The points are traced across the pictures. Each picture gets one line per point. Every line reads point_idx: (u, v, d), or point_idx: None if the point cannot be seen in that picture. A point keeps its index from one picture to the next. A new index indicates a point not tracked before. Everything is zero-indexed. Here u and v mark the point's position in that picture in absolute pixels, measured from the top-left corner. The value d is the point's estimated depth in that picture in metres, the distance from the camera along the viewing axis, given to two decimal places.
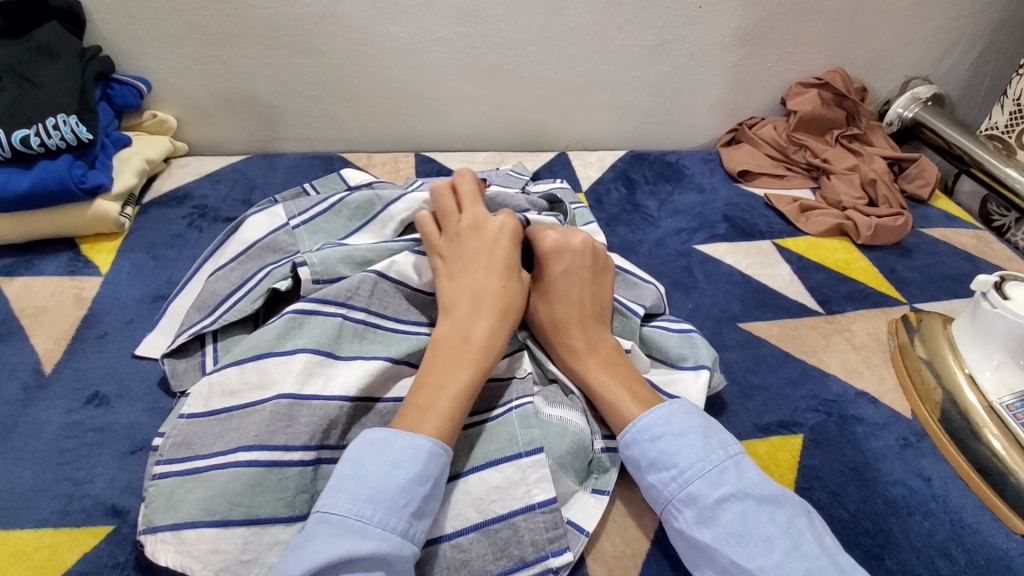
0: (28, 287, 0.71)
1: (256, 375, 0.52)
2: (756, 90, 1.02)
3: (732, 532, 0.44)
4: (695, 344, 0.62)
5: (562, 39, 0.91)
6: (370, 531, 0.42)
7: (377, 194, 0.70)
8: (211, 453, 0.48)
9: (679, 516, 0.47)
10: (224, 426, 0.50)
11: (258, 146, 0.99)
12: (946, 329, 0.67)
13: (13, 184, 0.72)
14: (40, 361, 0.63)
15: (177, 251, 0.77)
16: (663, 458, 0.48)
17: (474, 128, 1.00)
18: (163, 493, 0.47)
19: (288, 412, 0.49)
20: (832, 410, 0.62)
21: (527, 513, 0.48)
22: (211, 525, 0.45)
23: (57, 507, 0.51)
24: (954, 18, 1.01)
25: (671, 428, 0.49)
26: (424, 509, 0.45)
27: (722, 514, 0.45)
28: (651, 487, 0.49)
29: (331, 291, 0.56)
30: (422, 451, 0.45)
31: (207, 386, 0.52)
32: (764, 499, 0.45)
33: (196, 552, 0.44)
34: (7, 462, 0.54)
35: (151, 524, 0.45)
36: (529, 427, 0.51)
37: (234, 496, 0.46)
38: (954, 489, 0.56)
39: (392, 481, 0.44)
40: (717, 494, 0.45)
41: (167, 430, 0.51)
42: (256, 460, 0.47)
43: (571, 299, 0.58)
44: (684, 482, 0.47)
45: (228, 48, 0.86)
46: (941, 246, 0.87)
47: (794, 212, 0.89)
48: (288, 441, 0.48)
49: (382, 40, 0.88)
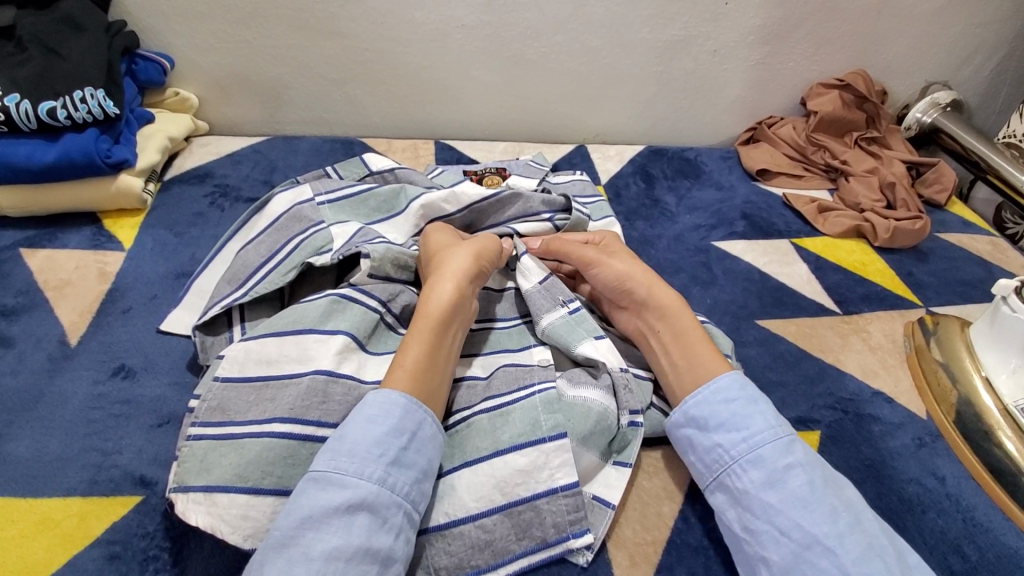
0: (52, 259, 0.71)
1: (296, 349, 0.53)
2: (776, 89, 1.02)
3: (799, 497, 0.45)
4: (713, 335, 0.62)
5: (586, 31, 0.91)
6: (349, 481, 0.43)
7: (403, 187, 0.71)
8: (246, 421, 0.49)
9: (742, 478, 0.48)
10: (259, 395, 0.50)
11: (277, 128, 0.99)
12: (963, 332, 0.68)
13: (38, 156, 0.72)
14: (65, 333, 0.63)
15: (200, 229, 0.77)
16: (736, 419, 0.51)
17: (494, 118, 1.00)
18: (196, 454, 0.47)
19: (325, 388, 0.50)
20: (849, 408, 0.63)
21: (549, 496, 0.49)
22: (243, 492, 0.45)
23: (85, 476, 0.51)
24: (978, 24, 1.01)
25: (744, 390, 0.52)
26: (405, 460, 0.46)
27: (789, 480, 0.47)
28: (714, 446, 0.50)
29: (375, 288, 0.59)
30: (396, 405, 0.47)
31: (243, 351, 0.52)
32: (830, 476, 0.47)
33: (226, 516, 0.45)
34: (36, 431, 0.54)
35: (183, 483, 0.46)
36: (552, 412, 0.52)
37: (267, 465, 0.46)
38: (967, 488, 0.57)
39: (368, 434, 0.45)
40: (787, 460, 0.47)
41: (202, 392, 0.51)
42: (290, 433, 0.48)
43: (645, 268, 0.63)
44: (753, 444, 0.49)
45: (252, 28, 0.86)
46: (957, 251, 0.88)
47: (812, 212, 0.90)
48: (322, 417, 0.49)
49: (406, 26, 0.88)
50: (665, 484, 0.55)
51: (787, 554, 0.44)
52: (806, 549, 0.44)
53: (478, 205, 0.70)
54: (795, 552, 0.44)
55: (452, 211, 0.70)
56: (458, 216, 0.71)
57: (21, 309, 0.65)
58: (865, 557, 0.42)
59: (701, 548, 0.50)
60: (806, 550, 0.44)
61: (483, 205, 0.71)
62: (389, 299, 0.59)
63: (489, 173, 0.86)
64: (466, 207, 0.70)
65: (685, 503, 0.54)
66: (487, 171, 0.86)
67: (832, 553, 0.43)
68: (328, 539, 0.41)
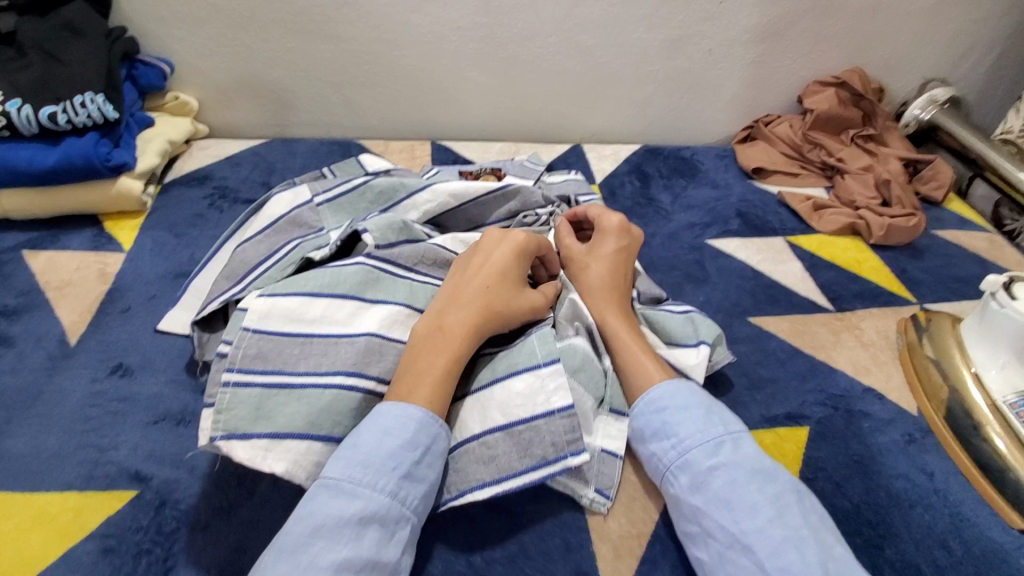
0: (53, 261, 0.73)
1: (339, 313, 0.55)
2: (772, 87, 1.03)
3: (720, 497, 0.46)
4: (697, 323, 0.63)
5: (581, 32, 0.91)
6: (361, 492, 0.44)
7: (400, 181, 0.72)
8: (299, 372, 0.51)
9: (674, 484, 0.49)
10: (305, 350, 0.53)
11: (276, 131, 1.00)
12: (954, 328, 0.68)
13: (39, 160, 0.74)
14: (64, 332, 0.64)
15: (199, 230, 0.79)
16: (667, 427, 0.51)
17: (491, 119, 1.01)
18: (245, 401, 0.49)
19: (380, 348, 0.54)
20: (839, 405, 0.63)
21: (547, 417, 0.51)
22: (318, 439, 0.49)
23: (82, 471, 0.53)
24: (976, 20, 1.00)
25: (679, 394, 0.53)
26: (417, 474, 0.46)
27: (713, 481, 0.47)
28: (651, 456, 0.52)
29: (399, 254, 0.61)
30: (412, 420, 0.48)
31: (272, 307, 0.53)
32: (754, 472, 0.46)
33: (303, 463, 0.48)
34: (35, 427, 0.56)
35: (238, 430, 0.48)
36: (548, 343, 0.54)
37: (337, 416, 0.50)
38: (955, 484, 0.57)
39: (383, 446, 0.46)
40: (711, 462, 0.48)
41: (234, 341, 0.52)
42: (354, 385, 0.51)
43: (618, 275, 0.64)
44: (683, 450, 0.49)
45: (250, 32, 0.87)
46: (953, 248, 0.87)
47: (807, 210, 0.90)
48: (380, 373, 0.53)
49: (403, 28, 0.88)
50: (652, 478, 0.55)
51: (715, 553, 0.45)
52: (728, 548, 0.44)
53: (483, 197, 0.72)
54: (721, 551, 0.44)
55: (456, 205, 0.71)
56: (466, 208, 0.72)
57: (22, 309, 0.67)
58: (778, 551, 0.42)
59: (685, 542, 0.51)
60: (729, 548, 0.44)
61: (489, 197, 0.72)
62: (409, 269, 0.61)
63: (484, 173, 0.86)
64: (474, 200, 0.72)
65: None
66: (483, 171, 0.86)
67: (751, 550, 0.43)
68: (337, 550, 0.41)
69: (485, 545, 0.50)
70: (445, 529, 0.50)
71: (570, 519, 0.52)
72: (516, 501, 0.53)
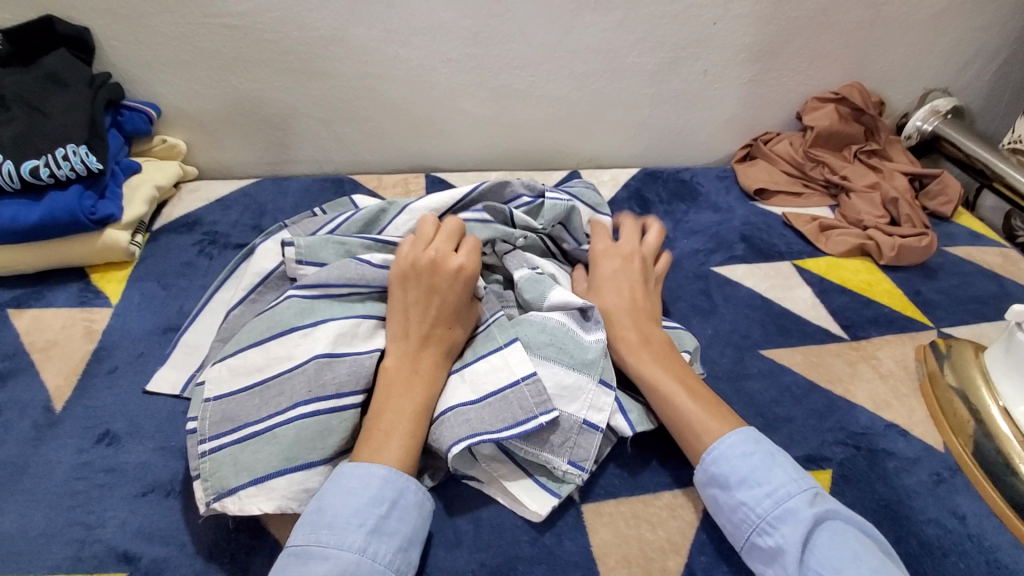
0: (39, 320, 0.70)
1: (282, 349, 0.55)
2: (770, 104, 1.01)
3: (837, 552, 0.44)
4: (678, 335, 0.64)
5: (573, 58, 0.90)
6: (329, 554, 0.43)
7: (381, 207, 0.71)
8: (263, 417, 0.52)
9: (774, 537, 0.46)
10: (265, 396, 0.53)
11: (268, 169, 0.98)
12: (978, 357, 0.65)
13: (22, 216, 0.71)
14: (50, 398, 0.62)
15: (188, 280, 0.76)
16: (756, 474, 0.49)
17: (485, 148, 0.99)
18: (223, 463, 0.51)
19: (326, 367, 0.53)
20: (861, 444, 0.60)
21: (513, 386, 0.54)
22: (297, 470, 0.50)
23: (68, 553, 0.50)
24: (975, 29, 0.99)
25: (748, 452, 0.50)
26: (386, 528, 0.46)
27: (821, 535, 0.45)
28: (739, 506, 0.49)
29: (331, 276, 0.58)
30: (374, 475, 0.47)
31: (224, 370, 0.55)
32: (843, 558, 0.43)
33: (291, 493, 0.50)
34: (18, 506, 0.53)
35: (225, 489, 0.50)
36: (506, 329, 0.58)
37: (310, 441, 0.51)
38: (989, 528, 0.54)
39: (348, 505, 0.45)
40: (815, 514, 0.46)
41: (198, 413, 0.53)
42: (316, 411, 0.52)
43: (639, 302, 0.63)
44: (779, 499, 0.47)
45: (236, 72, 0.85)
46: (967, 265, 0.85)
47: (814, 231, 0.87)
48: (338, 390, 0.53)
49: (391, 63, 0.87)
50: (670, 535, 0.52)
51: None
52: None
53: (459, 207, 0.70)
54: None
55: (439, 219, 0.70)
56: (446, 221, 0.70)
57: (7, 374, 0.64)
58: None
59: None
60: None
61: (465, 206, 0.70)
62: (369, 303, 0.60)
63: None
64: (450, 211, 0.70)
65: (690, 556, 0.51)
66: None
67: None
68: None
69: None
70: None
71: None
72: (527, 568, 0.50)
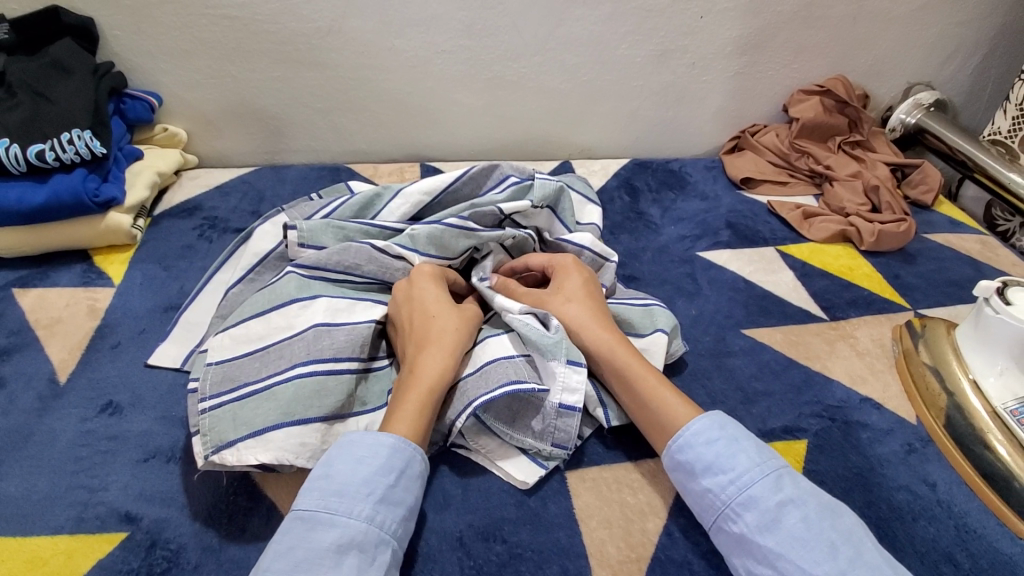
0: (43, 298, 0.72)
1: (282, 318, 0.59)
2: (757, 97, 1.03)
3: (796, 537, 0.44)
4: (655, 313, 0.66)
5: (564, 50, 0.92)
6: (338, 520, 0.44)
7: (377, 191, 0.73)
8: (263, 378, 0.55)
9: (737, 522, 0.47)
10: (264, 360, 0.57)
11: (266, 158, 1.00)
12: (950, 334, 0.67)
13: (28, 198, 0.74)
14: (54, 371, 0.64)
15: (188, 262, 0.79)
16: (720, 461, 0.49)
17: (478, 138, 1.02)
18: (223, 418, 0.53)
19: (326, 333, 0.58)
20: (837, 416, 0.63)
21: (509, 358, 0.58)
22: (294, 424, 0.52)
23: (72, 514, 0.52)
24: (957, 24, 1.01)
25: (713, 438, 0.50)
26: (393, 497, 0.47)
27: (784, 519, 0.46)
28: (705, 492, 0.49)
29: (329, 260, 0.62)
30: (383, 446, 0.48)
31: (227, 338, 0.58)
32: (802, 545, 0.44)
33: (287, 446, 0.51)
34: (24, 470, 0.55)
35: (225, 441, 0.51)
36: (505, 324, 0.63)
37: (307, 399, 0.53)
38: (957, 494, 0.57)
39: (357, 474, 0.47)
40: (778, 498, 0.46)
41: (199, 375, 0.56)
42: (314, 370, 0.55)
43: (592, 295, 0.63)
44: (742, 486, 0.48)
45: (236, 62, 0.88)
46: (945, 251, 0.87)
47: (797, 218, 0.90)
48: (335, 353, 0.56)
49: (387, 54, 0.89)
50: (650, 499, 0.55)
51: None
52: None
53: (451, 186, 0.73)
54: None
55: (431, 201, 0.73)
56: (438, 201, 0.74)
57: (13, 349, 0.66)
58: None
59: (686, 564, 0.50)
60: None
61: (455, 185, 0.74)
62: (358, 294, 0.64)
63: None
64: (443, 192, 0.74)
65: (669, 518, 0.53)
66: None
67: None
68: None
69: None
70: (440, 560, 0.49)
71: (567, 545, 0.51)
72: (513, 528, 0.52)
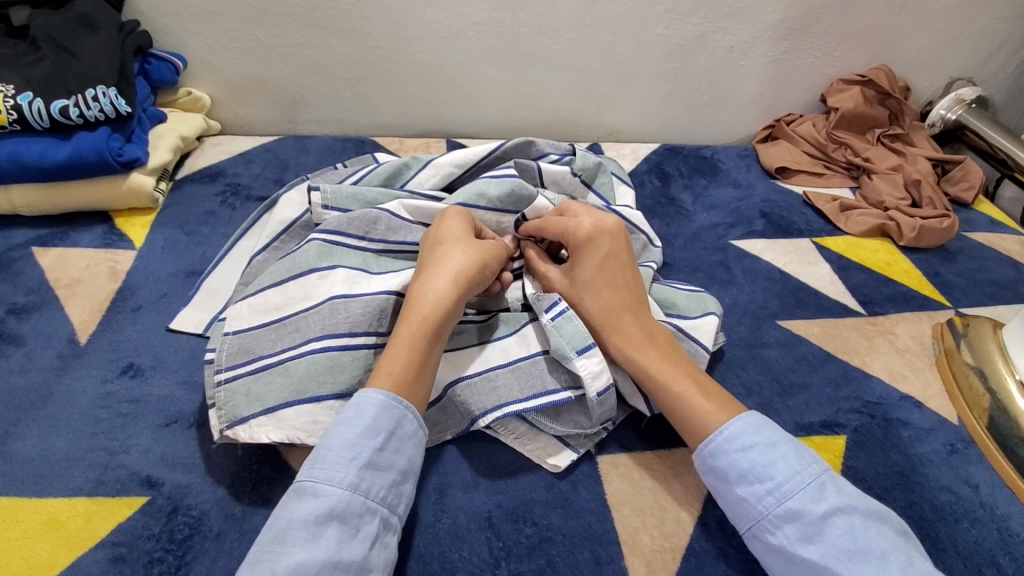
0: (63, 258, 0.71)
1: (300, 290, 0.57)
2: (794, 85, 1.00)
3: (844, 550, 0.42)
4: (702, 298, 0.64)
5: (600, 26, 0.89)
6: (320, 489, 0.43)
7: (404, 161, 0.71)
8: (278, 352, 0.54)
9: (777, 533, 0.45)
10: (280, 333, 0.55)
11: (289, 128, 0.98)
12: (996, 333, 0.65)
13: (50, 154, 0.72)
14: (74, 331, 0.63)
15: (210, 228, 0.77)
16: (757, 470, 0.46)
17: (506, 115, 0.99)
18: (237, 393, 0.52)
19: (344, 307, 0.55)
20: (876, 413, 0.61)
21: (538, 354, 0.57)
22: (306, 402, 0.51)
23: (91, 476, 0.51)
24: (1007, 18, 0.98)
25: (748, 445, 0.47)
26: (380, 463, 0.45)
27: (828, 531, 0.43)
28: (741, 500, 0.47)
29: (350, 224, 0.61)
30: (370, 404, 0.46)
31: (245, 308, 0.57)
32: (850, 555, 0.42)
33: (300, 425, 0.50)
34: (42, 429, 0.54)
35: (238, 418, 0.50)
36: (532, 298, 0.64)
37: (320, 375, 0.52)
38: (1001, 497, 0.55)
39: (339, 439, 0.45)
40: (821, 509, 0.44)
41: (217, 345, 0.55)
42: (328, 347, 0.53)
43: (623, 286, 0.57)
44: (781, 497, 0.45)
45: (263, 26, 0.85)
46: (986, 250, 0.85)
47: (834, 210, 0.87)
48: (351, 328, 0.54)
49: (418, 23, 0.87)
50: (684, 488, 0.53)
51: None
52: None
53: (485, 160, 0.72)
54: None
55: (461, 174, 0.71)
56: (469, 174, 0.72)
57: (32, 307, 0.65)
58: None
59: (721, 556, 0.48)
60: None
61: (489, 159, 0.72)
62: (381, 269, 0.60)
63: None
64: (475, 166, 0.72)
65: (704, 508, 0.51)
66: None
67: None
68: (294, 553, 0.40)
69: (511, 558, 0.47)
70: (469, 540, 0.48)
71: (599, 531, 0.49)
72: (543, 511, 0.50)
